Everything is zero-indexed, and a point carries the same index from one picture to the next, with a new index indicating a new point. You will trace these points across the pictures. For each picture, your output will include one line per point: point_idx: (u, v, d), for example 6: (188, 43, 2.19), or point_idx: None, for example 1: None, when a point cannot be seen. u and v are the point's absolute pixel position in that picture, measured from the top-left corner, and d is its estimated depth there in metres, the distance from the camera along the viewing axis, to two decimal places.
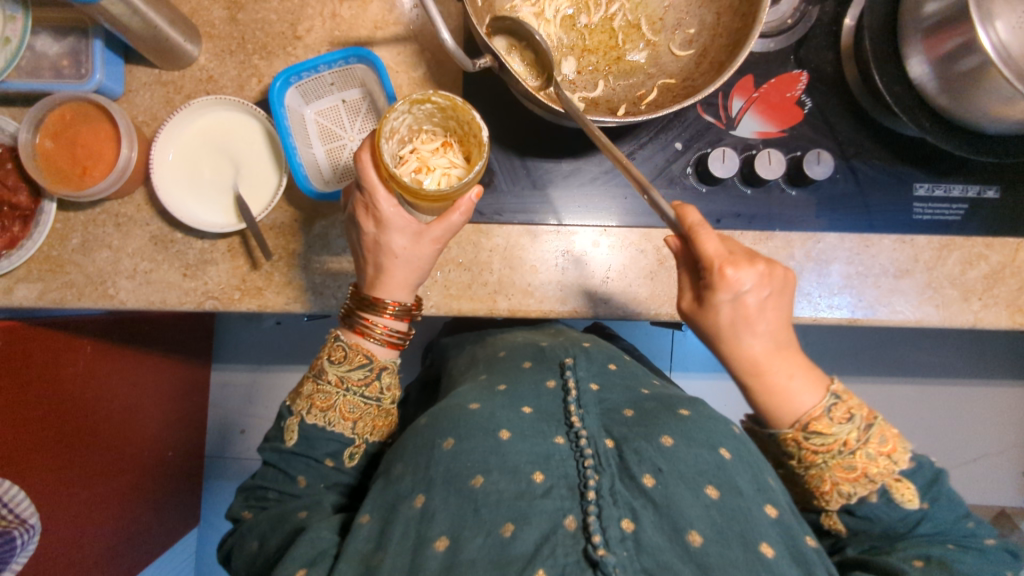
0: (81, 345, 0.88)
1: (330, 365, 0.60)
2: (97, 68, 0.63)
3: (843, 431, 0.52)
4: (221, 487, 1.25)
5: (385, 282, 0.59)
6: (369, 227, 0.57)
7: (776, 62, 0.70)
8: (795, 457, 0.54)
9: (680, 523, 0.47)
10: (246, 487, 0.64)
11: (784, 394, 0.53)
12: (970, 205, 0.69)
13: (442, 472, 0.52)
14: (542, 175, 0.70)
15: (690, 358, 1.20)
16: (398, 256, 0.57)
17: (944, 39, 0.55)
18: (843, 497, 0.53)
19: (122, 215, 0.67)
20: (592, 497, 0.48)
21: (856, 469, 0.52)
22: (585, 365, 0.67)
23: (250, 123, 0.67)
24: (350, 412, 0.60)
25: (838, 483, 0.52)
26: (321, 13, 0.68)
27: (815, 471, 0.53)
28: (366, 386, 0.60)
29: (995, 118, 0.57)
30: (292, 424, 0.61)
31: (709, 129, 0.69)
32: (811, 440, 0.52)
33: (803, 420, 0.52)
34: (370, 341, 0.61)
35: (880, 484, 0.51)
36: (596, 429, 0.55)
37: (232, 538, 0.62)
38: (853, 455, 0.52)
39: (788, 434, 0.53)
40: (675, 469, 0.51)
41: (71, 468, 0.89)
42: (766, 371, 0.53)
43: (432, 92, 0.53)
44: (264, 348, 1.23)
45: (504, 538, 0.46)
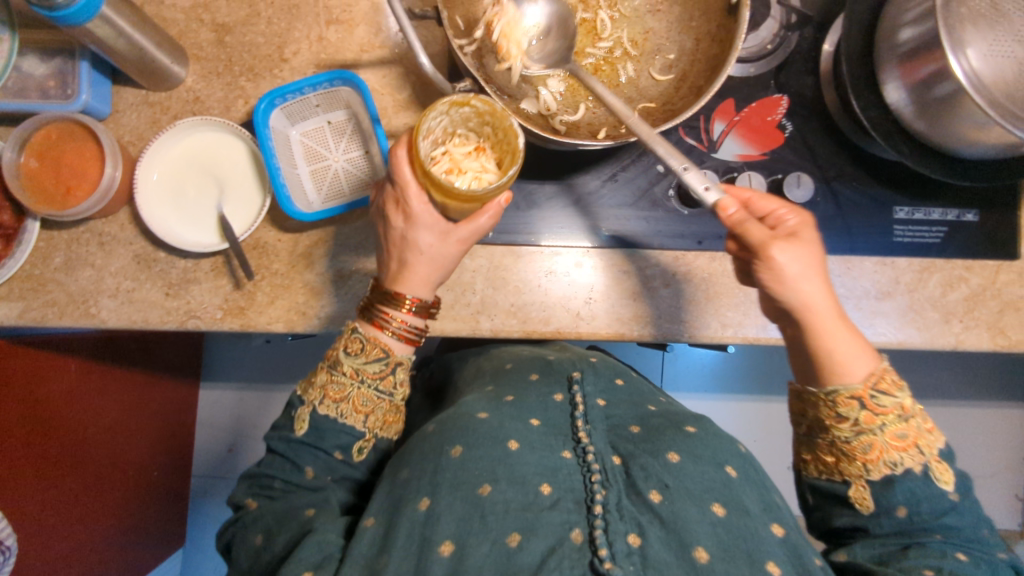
0: (66, 363, 0.88)
1: (345, 357, 0.59)
2: (83, 89, 0.63)
3: (903, 396, 0.51)
4: (207, 508, 1.24)
5: (409, 277, 0.58)
6: (398, 223, 0.57)
7: (756, 86, 0.70)
8: (848, 422, 0.51)
9: (686, 539, 0.48)
10: (249, 475, 0.62)
11: (848, 350, 0.51)
12: (949, 227, 0.70)
13: (450, 477, 0.51)
14: (525, 197, 0.70)
15: (681, 378, 1.20)
16: (423, 253, 0.58)
17: (920, 66, 0.56)
18: (887, 467, 0.51)
19: (105, 234, 0.67)
20: (598, 511, 0.49)
21: (908, 438, 0.51)
22: (591, 380, 0.67)
23: (236, 143, 0.68)
24: (363, 405, 0.59)
25: (886, 451, 0.51)
26: (308, 36, 0.69)
27: (868, 436, 0.51)
28: (380, 380, 0.59)
29: (970, 143, 0.58)
30: (303, 414, 0.59)
31: (691, 152, 0.70)
32: (878, 400, 0.50)
33: (874, 377, 0.51)
34: (386, 334, 0.59)
35: (925, 457, 0.51)
36: (603, 445, 0.57)
37: (236, 526, 0.59)
38: (907, 422, 0.51)
39: (858, 391, 0.50)
40: (681, 485, 0.52)
41: (52, 487, 0.88)
42: (830, 319, 0.50)
43: (474, 96, 0.52)
44: (252, 367, 1.22)
45: (510, 548, 0.46)
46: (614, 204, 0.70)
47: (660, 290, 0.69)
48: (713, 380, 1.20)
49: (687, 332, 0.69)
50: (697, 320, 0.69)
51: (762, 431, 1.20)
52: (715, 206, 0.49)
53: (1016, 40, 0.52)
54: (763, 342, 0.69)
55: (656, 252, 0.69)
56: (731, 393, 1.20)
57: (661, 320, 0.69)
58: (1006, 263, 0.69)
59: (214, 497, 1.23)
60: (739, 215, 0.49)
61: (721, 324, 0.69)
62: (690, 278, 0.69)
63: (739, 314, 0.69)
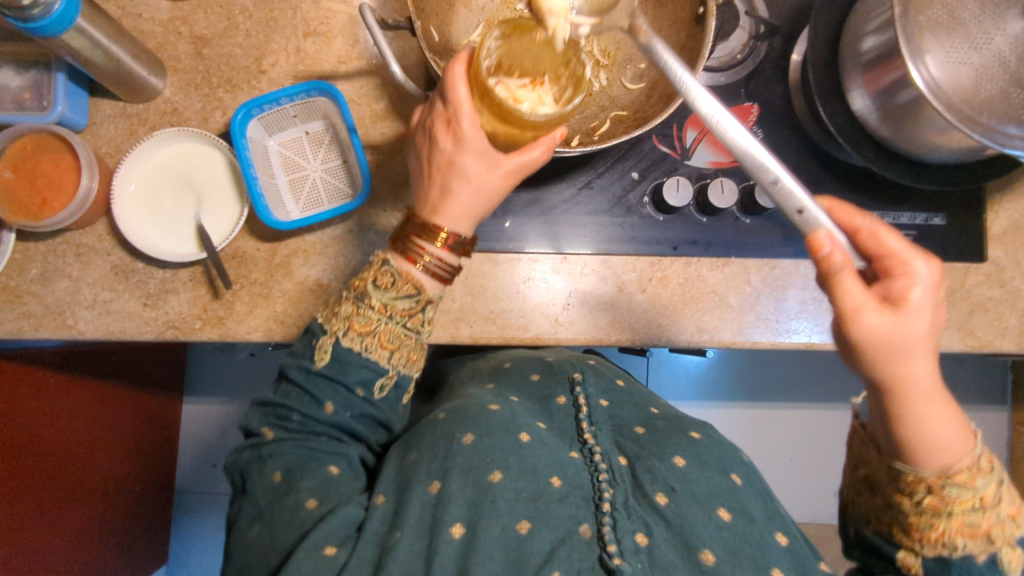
0: (43, 377, 0.87)
1: (374, 289, 0.55)
2: (59, 101, 0.64)
3: (984, 486, 0.46)
4: (190, 524, 1.22)
5: (450, 208, 0.54)
6: (446, 145, 0.52)
7: (728, 94, 0.72)
8: (910, 497, 0.48)
9: (693, 541, 0.49)
10: (264, 402, 0.59)
11: (941, 440, 0.45)
12: (918, 231, 0.71)
13: (461, 462, 0.52)
14: (502, 205, 0.71)
15: (667, 386, 1.21)
16: (470, 182, 0.53)
17: (883, 73, 0.57)
18: (943, 548, 0.47)
19: (83, 245, 0.67)
20: (607, 509, 0.50)
21: (979, 528, 0.46)
22: (592, 381, 0.67)
23: (212, 153, 0.68)
24: (389, 341, 0.56)
25: (950, 534, 0.46)
26: (286, 48, 0.70)
27: (931, 517, 0.47)
28: (409, 317, 0.56)
29: (933, 147, 0.60)
30: (324, 344, 0.57)
31: (664, 159, 0.72)
32: (950, 490, 0.46)
33: (951, 470, 0.46)
34: (419, 270, 0.55)
35: (995, 546, 0.46)
36: (609, 446, 0.58)
37: (249, 457, 0.57)
38: (983, 512, 0.46)
39: (927, 478, 0.46)
40: (687, 488, 0.53)
41: (30, 498, 0.87)
42: (927, 403, 0.45)
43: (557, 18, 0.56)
44: (235, 380, 1.21)
45: (520, 535, 0.47)
46: (589, 212, 0.71)
47: (636, 295, 0.70)
48: (698, 387, 1.21)
49: (664, 337, 0.69)
50: (674, 324, 0.70)
51: (748, 437, 1.20)
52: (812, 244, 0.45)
53: (972, 48, 0.54)
54: (739, 345, 0.70)
55: (631, 257, 0.70)
56: (715, 401, 1.21)
57: (639, 325, 0.69)
58: (974, 265, 0.71)
59: (198, 512, 1.22)
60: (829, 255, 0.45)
61: (697, 328, 0.70)
62: (666, 283, 0.70)
63: (715, 319, 0.70)
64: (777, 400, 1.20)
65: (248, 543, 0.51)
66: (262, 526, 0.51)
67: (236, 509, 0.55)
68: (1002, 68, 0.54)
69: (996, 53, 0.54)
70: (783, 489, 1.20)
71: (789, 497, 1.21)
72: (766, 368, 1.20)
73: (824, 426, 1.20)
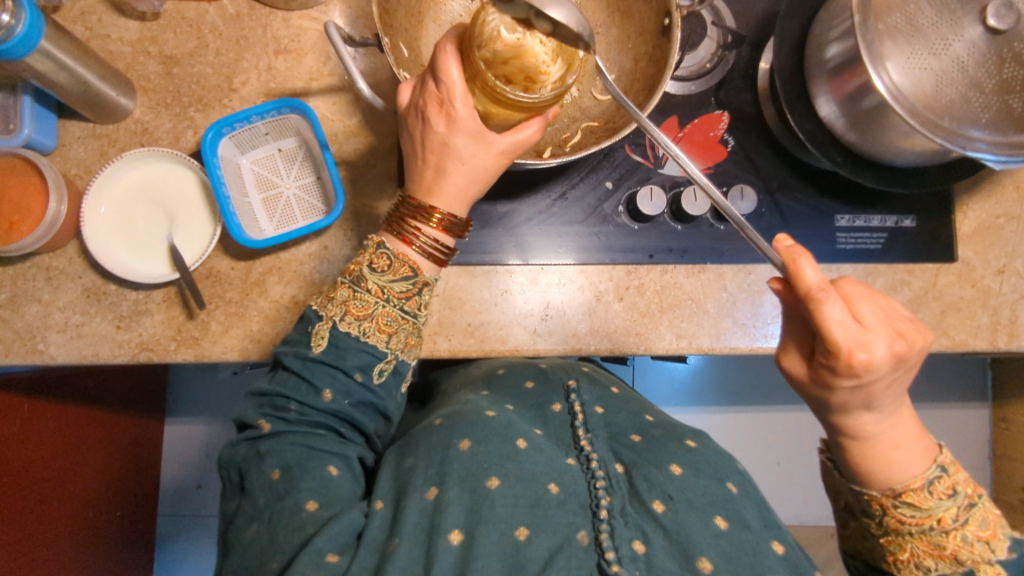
0: (18, 403, 0.86)
1: (370, 272, 0.55)
2: (26, 123, 0.63)
3: (940, 507, 0.48)
4: (174, 547, 1.20)
5: (444, 189, 0.54)
6: (438, 127, 0.52)
7: (698, 103, 0.73)
8: (875, 519, 0.51)
9: (691, 550, 0.49)
10: (260, 392, 0.58)
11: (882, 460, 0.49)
12: (889, 233, 0.72)
13: (458, 469, 0.51)
14: (478, 217, 0.71)
15: (653, 392, 1.21)
16: (466, 163, 0.53)
17: (846, 80, 0.59)
18: (918, 569, 0.49)
19: (53, 269, 0.66)
20: (604, 516, 0.50)
21: (945, 549, 0.48)
22: (588, 389, 0.67)
23: (184, 173, 0.68)
24: (387, 325, 0.56)
25: (919, 555, 0.49)
26: (257, 66, 0.70)
27: (895, 538, 0.50)
28: (406, 300, 0.56)
29: (899, 151, 0.61)
30: (321, 330, 0.56)
31: (638, 168, 0.72)
32: (901, 510, 0.49)
33: (898, 491, 0.49)
34: (415, 250, 0.55)
35: (967, 567, 0.47)
36: (606, 453, 0.58)
37: (248, 449, 0.55)
38: (946, 533, 0.48)
39: (877, 498, 0.49)
40: (684, 497, 0.53)
41: (11, 523, 0.85)
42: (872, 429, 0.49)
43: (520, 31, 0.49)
44: (218, 399, 1.20)
45: (518, 541, 0.47)
46: (565, 221, 0.71)
47: (614, 304, 0.70)
48: (684, 392, 1.21)
49: (643, 345, 0.70)
50: (651, 332, 0.70)
51: (735, 440, 1.21)
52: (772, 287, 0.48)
53: (931, 54, 0.55)
54: (717, 351, 0.70)
55: (608, 266, 0.71)
56: (702, 406, 1.21)
57: (617, 334, 0.70)
58: (944, 266, 0.72)
59: (181, 535, 1.20)
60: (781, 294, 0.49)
61: (675, 335, 0.70)
62: (643, 291, 0.71)
63: (693, 325, 0.70)
64: (762, 403, 1.21)
65: (247, 543, 0.50)
66: (260, 526, 0.51)
67: (233, 508, 0.54)
68: (961, 72, 0.55)
69: (955, 58, 0.55)
70: (770, 492, 1.21)
71: (777, 499, 1.21)
72: (750, 371, 1.20)
73: (809, 426, 1.20)
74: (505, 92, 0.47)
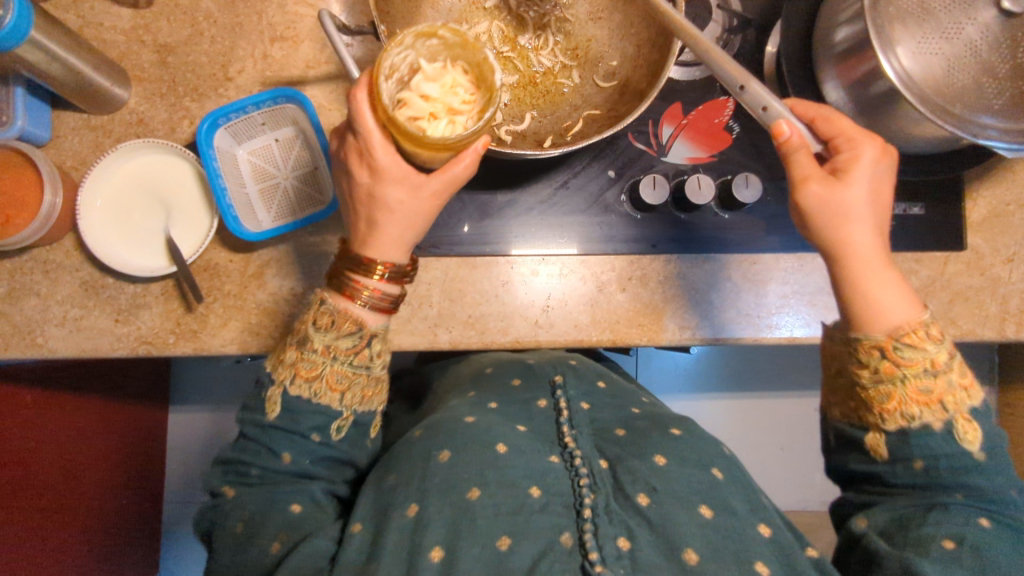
0: (21, 394, 0.86)
1: (315, 332, 0.54)
2: (19, 115, 0.62)
3: (934, 351, 0.50)
4: (180, 533, 1.21)
5: (380, 239, 0.53)
6: (363, 178, 0.51)
7: (703, 89, 0.71)
8: (867, 369, 0.51)
9: (675, 541, 0.48)
10: (223, 459, 0.57)
11: (882, 305, 0.51)
12: (897, 222, 0.71)
13: (438, 482, 0.50)
14: (478, 207, 0.70)
15: (655, 378, 1.21)
16: (394, 212, 0.52)
17: (856, 64, 0.57)
18: (902, 419, 0.50)
19: (50, 262, 0.66)
20: (587, 516, 0.49)
21: (933, 394, 0.49)
22: (573, 385, 0.66)
23: (180, 164, 0.67)
24: (337, 382, 0.55)
25: (906, 402, 0.50)
26: (252, 54, 0.68)
27: (886, 385, 0.50)
28: (355, 355, 0.55)
29: (909, 138, 0.60)
30: (273, 395, 0.55)
31: (641, 156, 0.71)
32: (900, 352, 0.50)
33: (900, 329, 0.50)
34: (358, 306, 0.55)
35: (950, 413, 0.49)
36: (589, 449, 0.56)
37: (215, 514, 0.55)
38: (934, 377, 0.50)
39: (879, 341, 0.50)
40: (669, 488, 0.52)
41: (18, 516, 0.86)
42: (869, 269, 0.52)
43: (441, 23, 0.48)
44: (222, 387, 1.21)
45: (500, 552, 0.45)
46: (566, 212, 0.70)
47: (617, 295, 0.69)
48: (688, 378, 1.21)
49: (646, 336, 0.69)
50: (655, 323, 0.69)
51: (738, 426, 1.21)
52: (773, 130, 0.51)
53: (943, 38, 0.53)
54: (720, 342, 0.70)
55: (610, 257, 0.70)
56: (705, 391, 1.21)
57: (619, 324, 0.69)
58: (954, 254, 0.71)
59: (187, 523, 1.21)
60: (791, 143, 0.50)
61: (679, 325, 0.69)
62: (646, 282, 0.70)
63: (697, 315, 0.70)
64: (766, 389, 1.20)
65: None
66: None
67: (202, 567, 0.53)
68: (974, 57, 0.53)
69: (968, 42, 0.53)
70: (773, 478, 1.21)
71: (780, 485, 1.21)
72: (755, 357, 1.19)
73: (812, 413, 1.20)
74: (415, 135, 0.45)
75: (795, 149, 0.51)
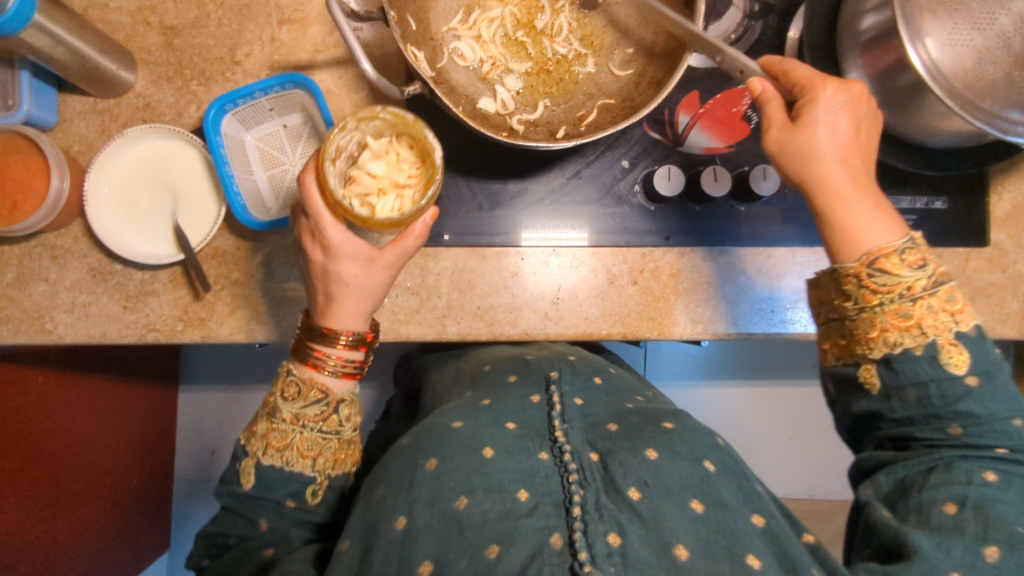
0: (32, 375, 0.86)
1: (283, 402, 0.57)
2: (25, 99, 0.61)
3: (911, 276, 0.48)
4: (191, 511, 1.23)
5: (337, 311, 0.56)
6: (318, 256, 0.54)
7: (721, 77, 0.69)
8: (848, 300, 0.50)
9: (667, 537, 0.46)
10: (206, 533, 0.59)
11: (857, 226, 0.50)
12: (919, 215, 0.69)
13: (426, 493, 0.50)
14: (488, 196, 0.68)
15: (664, 366, 1.20)
16: (349, 285, 0.54)
17: (882, 54, 0.55)
18: (886, 346, 0.48)
19: (58, 248, 0.65)
20: (577, 513, 0.47)
21: (912, 318, 0.47)
22: (569, 379, 0.65)
23: (187, 150, 0.66)
24: (308, 449, 0.57)
25: (887, 330, 0.48)
26: (260, 37, 0.67)
27: (867, 315, 0.49)
28: (323, 422, 0.57)
29: (935, 131, 0.57)
30: (247, 467, 0.57)
31: (656, 146, 0.69)
32: (875, 279, 0.48)
33: (872, 255, 0.48)
34: (323, 373, 0.57)
35: (931, 338, 0.47)
36: (580, 443, 0.54)
37: None
38: (915, 301, 0.47)
39: (851, 269, 0.49)
40: (660, 483, 0.50)
41: (29, 497, 0.87)
42: (840, 198, 0.50)
43: (379, 108, 0.51)
44: (232, 367, 1.21)
45: (489, 561, 0.44)
46: (579, 201, 0.69)
47: (627, 288, 0.68)
48: (698, 366, 1.20)
49: (657, 330, 0.68)
50: (667, 317, 0.68)
51: (747, 415, 1.20)
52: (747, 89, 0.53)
53: (975, 28, 0.51)
54: (732, 336, 0.68)
55: (622, 249, 0.68)
56: (714, 379, 1.20)
57: (630, 317, 0.68)
58: (976, 250, 0.69)
59: (197, 501, 1.23)
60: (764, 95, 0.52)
61: (691, 319, 0.68)
62: (658, 274, 0.69)
63: (709, 309, 0.68)
64: (776, 377, 1.19)
65: None
66: None
67: None
68: (1007, 48, 0.51)
69: (1000, 32, 0.51)
70: (781, 467, 1.20)
71: (787, 474, 1.20)
72: (765, 346, 1.18)
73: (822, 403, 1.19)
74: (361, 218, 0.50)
75: (769, 100, 0.52)
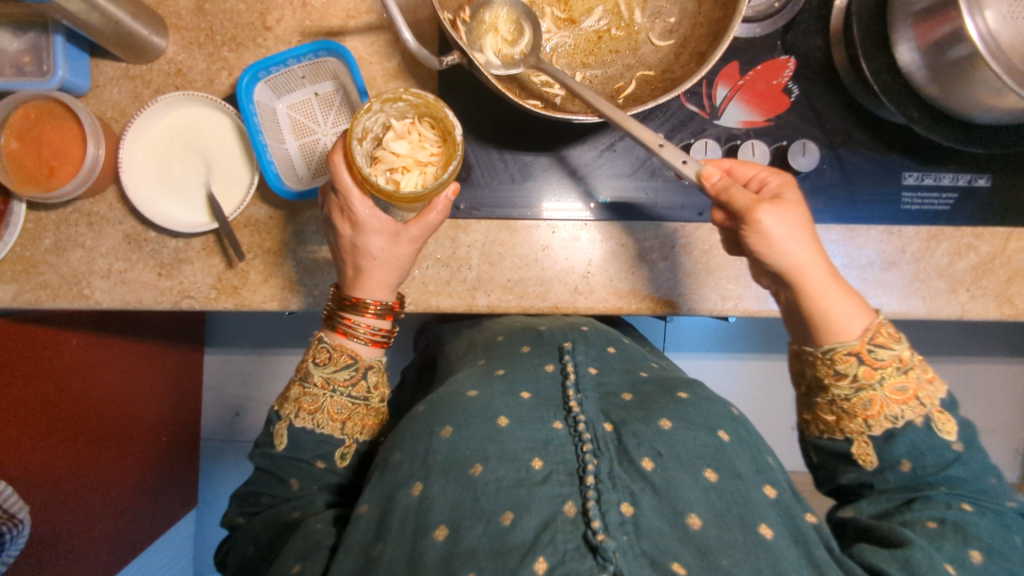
0: (65, 337, 0.88)
1: (314, 367, 0.58)
2: (59, 64, 0.61)
3: (901, 348, 0.49)
4: (218, 469, 1.27)
5: (366, 282, 0.57)
6: (346, 230, 0.55)
7: (762, 47, 0.67)
8: (844, 378, 0.49)
9: (679, 506, 0.46)
10: (240, 492, 0.61)
11: (841, 317, 0.49)
12: (960, 193, 0.67)
13: (440, 460, 0.50)
14: (520, 169, 0.68)
15: (682, 339, 1.20)
16: (376, 258, 0.56)
17: (935, 26, 0.53)
18: (888, 422, 0.49)
19: (94, 214, 0.66)
20: (591, 482, 0.46)
21: (909, 392, 0.49)
22: (583, 350, 0.65)
23: (219, 118, 0.66)
24: (338, 413, 0.58)
25: (887, 405, 0.49)
26: (291, 2, 0.66)
27: (867, 393, 0.49)
28: (352, 386, 0.58)
29: (985, 108, 0.56)
30: (280, 429, 0.58)
31: (692, 119, 0.68)
32: (875, 354, 0.49)
33: (869, 333, 0.49)
34: (352, 341, 0.59)
35: (927, 408, 0.49)
36: (594, 413, 0.54)
37: (229, 544, 0.59)
38: (906, 373, 0.49)
39: (854, 347, 0.48)
40: (673, 451, 0.50)
41: (66, 452, 0.90)
42: (827, 281, 0.49)
43: (403, 90, 0.55)
44: (258, 332, 1.23)
45: (503, 527, 0.44)
46: (612, 174, 0.68)
47: (659, 264, 0.68)
48: (718, 339, 1.19)
49: (687, 306, 0.68)
50: (697, 292, 0.68)
51: (763, 388, 1.20)
52: (701, 176, 0.49)
53: None
54: (763, 314, 0.68)
55: (655, 225, 0.68)
56: (734, 352, 1.19)
57: (659, 292, 0.68)
58: (1017, 230, 0.67)
59: (224, 459, 1.26)
60: (723, 183, 0.49)
61: (720, 296, 0.68)
62: (689, 251, 0.68)
63: (740, 287, 0.68)
64: None
65: None
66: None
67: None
68: None
69: None
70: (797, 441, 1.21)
71: None
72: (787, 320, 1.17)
73: None
74: (390, 193, 0.51)
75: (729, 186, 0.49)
